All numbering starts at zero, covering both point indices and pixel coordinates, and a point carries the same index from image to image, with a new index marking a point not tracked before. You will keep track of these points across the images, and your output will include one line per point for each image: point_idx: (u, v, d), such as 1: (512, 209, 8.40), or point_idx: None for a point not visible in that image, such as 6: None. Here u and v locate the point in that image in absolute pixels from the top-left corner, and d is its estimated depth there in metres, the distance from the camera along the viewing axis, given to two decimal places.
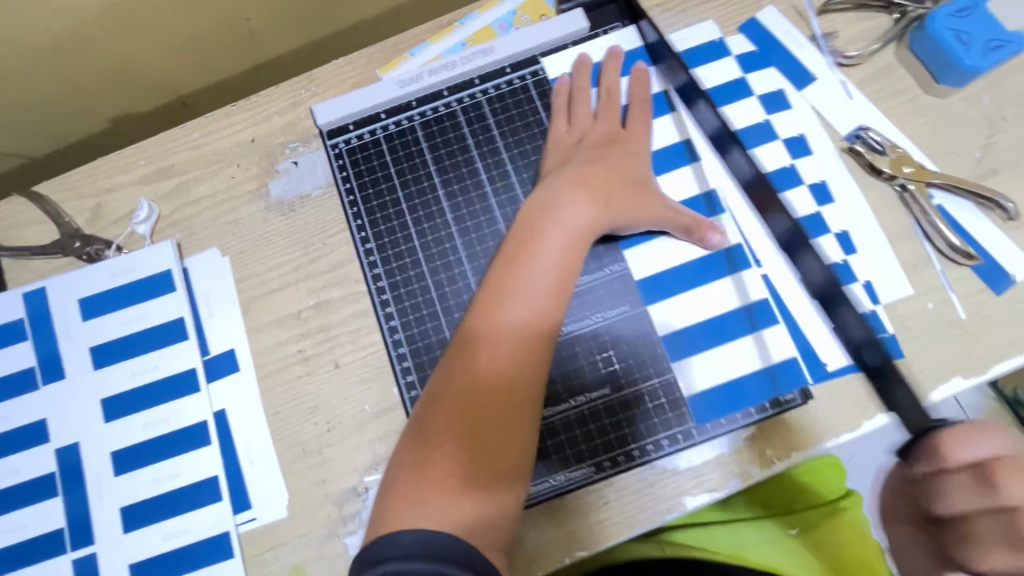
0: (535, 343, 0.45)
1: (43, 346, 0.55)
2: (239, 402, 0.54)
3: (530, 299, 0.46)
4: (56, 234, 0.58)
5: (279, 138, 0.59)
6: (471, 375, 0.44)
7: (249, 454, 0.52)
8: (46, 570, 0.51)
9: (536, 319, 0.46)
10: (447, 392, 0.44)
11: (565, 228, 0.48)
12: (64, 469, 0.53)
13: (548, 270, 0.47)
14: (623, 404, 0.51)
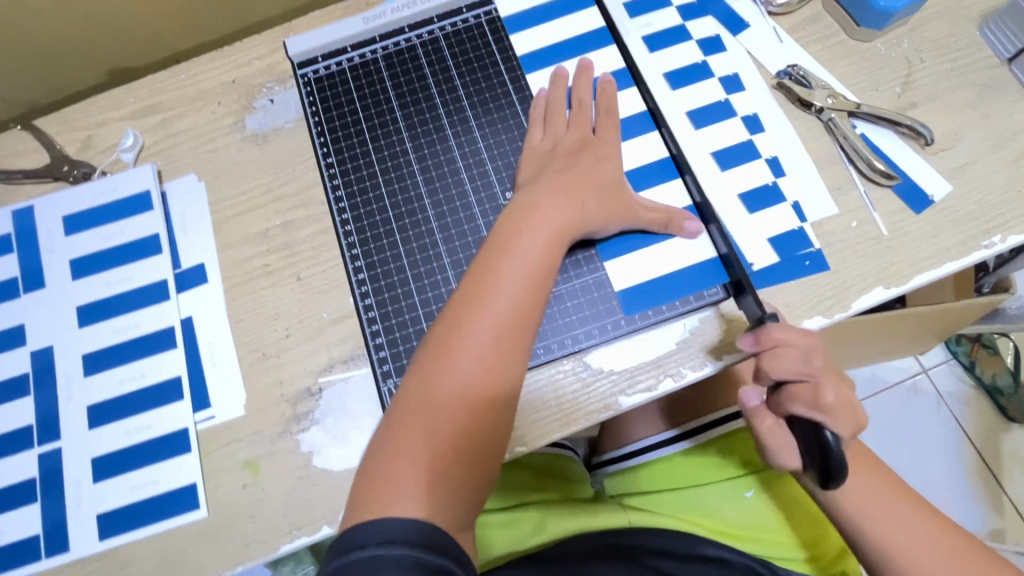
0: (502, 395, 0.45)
1: (27, 258, 0.59)
2: (206, 311, 0.57)
3: (499, 338, 0.46)
4: (47, 160, 0.63)
5: (257, 78, 0.64)
6: (449, 385, 0.44)
7: (211, 358, 0.55)
8: (14, 463, 0.54)
9: (506, 362, 0.45)
10: (417, 405, 0.44)
11: (536, 243, 0.49)
12: (38, 370, 0.56)
13: (519, 280, 0.47)
14: (557, 302, 0.53)
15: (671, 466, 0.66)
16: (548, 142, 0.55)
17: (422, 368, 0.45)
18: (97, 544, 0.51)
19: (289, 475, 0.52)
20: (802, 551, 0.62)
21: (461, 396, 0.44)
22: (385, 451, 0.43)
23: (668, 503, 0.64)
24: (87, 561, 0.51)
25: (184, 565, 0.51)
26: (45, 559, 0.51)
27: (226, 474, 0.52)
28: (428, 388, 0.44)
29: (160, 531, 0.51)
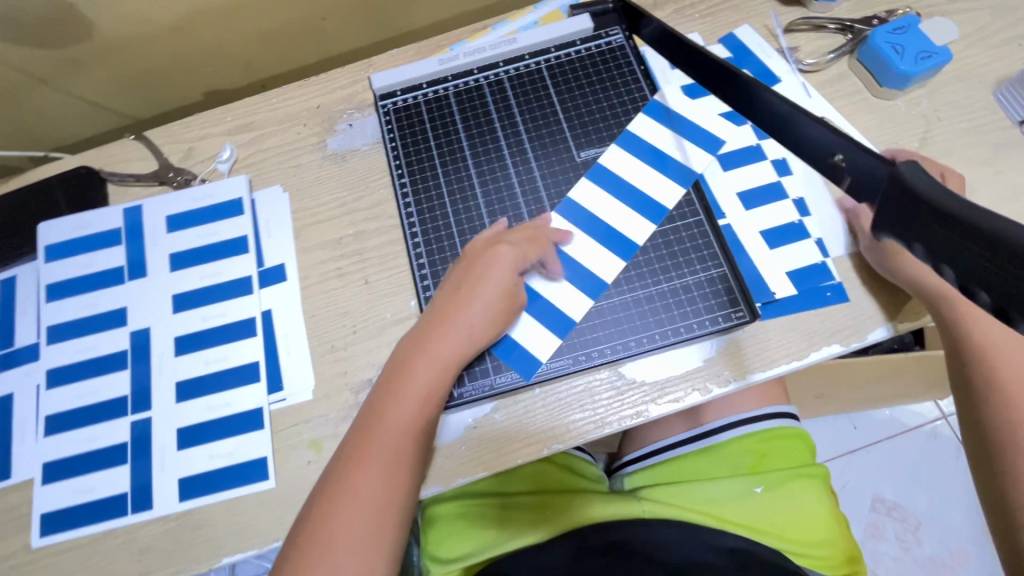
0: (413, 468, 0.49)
1: (133, 250, 0.67)
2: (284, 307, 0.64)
3: (411, 418, 0.50)
4: (155, 167, 0.72)
5: (339, 106, 0.73)
6: (373, 460, 0.48)
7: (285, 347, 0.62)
8: (110, 427, 0.61)
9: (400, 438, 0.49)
10: (347, 473, 0.48)
11: (468, 336, 0.53)
12: (135, 347, 0.64)
13: (430, 367, 0.51)
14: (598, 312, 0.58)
15: (686, 462, 0.72)
16: (494, 238, 0.58)
17: (356, 441, 0.49)
18: (177, 505, 0.58)
19: None
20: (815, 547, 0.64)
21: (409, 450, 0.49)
22: (332, 496, 0.47)
23: (683, 495, 0.67)
24: (166, 519, 0.57)
25: (251, 530, 0.56)
26: (130, 515, 0.58)
27: (293, 450, 0.59)
28: (373, 456, 0.48)
29: (232, 498, 0.57)
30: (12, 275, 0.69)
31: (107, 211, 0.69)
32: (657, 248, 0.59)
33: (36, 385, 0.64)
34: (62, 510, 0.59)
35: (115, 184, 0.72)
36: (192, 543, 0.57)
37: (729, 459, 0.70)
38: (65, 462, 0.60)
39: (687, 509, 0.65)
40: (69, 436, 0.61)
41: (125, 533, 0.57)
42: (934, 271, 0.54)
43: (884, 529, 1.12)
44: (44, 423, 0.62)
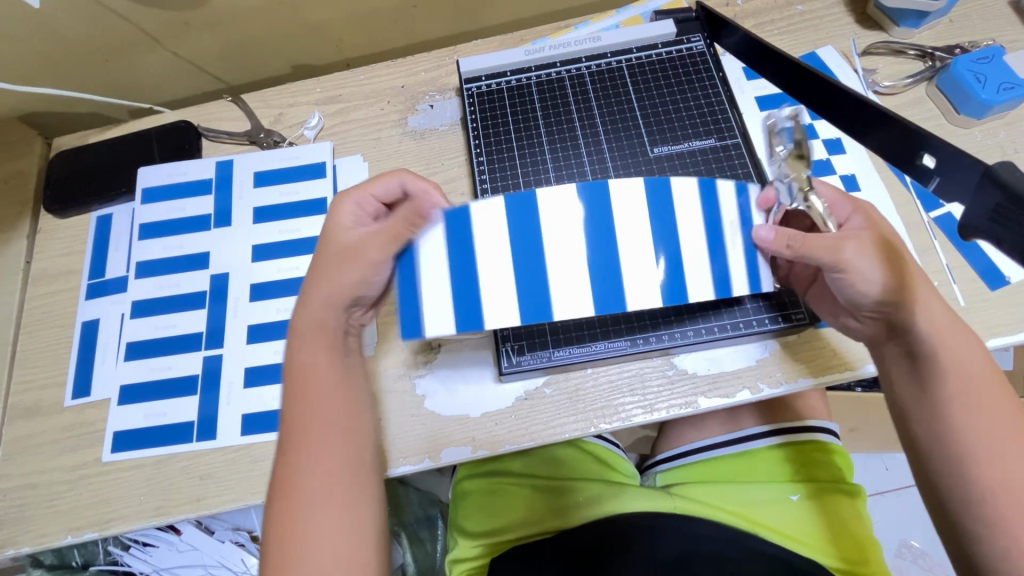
0: (337, 450, 0.50)
1: (221, 200, 0.72)
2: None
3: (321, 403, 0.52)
4: (247, 128, 0.77)
5: (422, 87, 0.77)
6: (303, 453, 0.50)
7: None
8: (183, 360, 0.65)
9: (328, 421, 0.51)
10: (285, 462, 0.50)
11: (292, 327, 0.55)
12: (214, 289, 0.68)
13: (310, 355, 0.53)
14: (655, 300, 0.60)
15: (719, 465, 0.72)
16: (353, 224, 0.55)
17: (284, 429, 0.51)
18: (238, 438, 0.61)
19: (403, 411, 0.61)
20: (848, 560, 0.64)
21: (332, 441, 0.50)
22: (289, 492, 0.48)
23: (714, 496, 0.68)
24: (228, 450, 0.61)
25: None
26: (194, 442, 0.61)
27: None
28: (302, 451, 0.50)
29: None
30: (109, 212, 0.75)
31: (201, 162, 0.74)
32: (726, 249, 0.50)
33: (121, 314, 0.69)
34: (133, 431, 0.63)
35: (209, 139, 0.77)
36: (249, 475, 0.60)
37: (763, 465, 0.70)
38: (140, 387, 0.65)
39: (719, 510, 0.66)
40: (146, 363, 0.66)
41: (188, 458, 0.61)
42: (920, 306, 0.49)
43: None
44: (125, 349, 0.66)
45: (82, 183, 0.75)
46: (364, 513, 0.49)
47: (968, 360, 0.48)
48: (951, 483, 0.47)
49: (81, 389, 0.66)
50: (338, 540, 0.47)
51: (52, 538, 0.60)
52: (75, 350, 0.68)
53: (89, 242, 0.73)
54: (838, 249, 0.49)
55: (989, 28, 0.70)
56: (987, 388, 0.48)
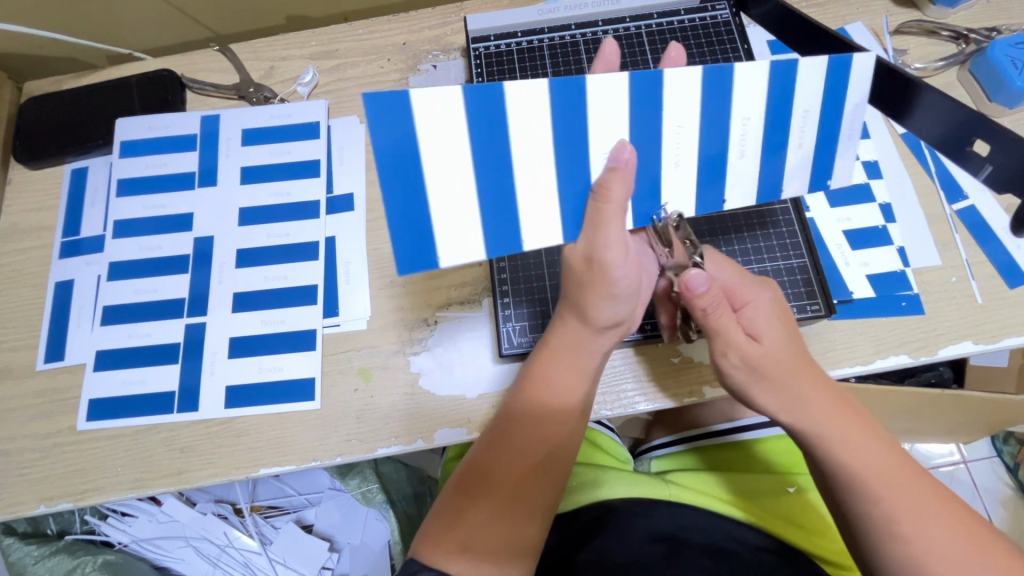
0: (543, 452, 0.48)
1: (206, 157, 0.67)
2: (436, 109, 0.37)
3: (555, 408, 0.49)
4: (235, 80, 0.72)
5: (425, 45, 0.72)
6: (519, 451, 0.48)
7: (444, 187, 0.39)
8: (164, 326, 0.62)
9: (552, 425, 0.49)
10: (492, 456, 0.48)
11: (578, 343, 0.49)
12: (197, 253, 0.64)
13: (586, 366, 0.50)
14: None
15: (716, 454, 0.74)
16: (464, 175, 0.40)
17: (518, 429, 0.49)
18: (222, 411, 0.58)
19: (395, 389, 0.58)
20: (841, 556, 0.63)
21: (544, 446, 0.48)
22: (467, 479, 0.48)
23: (704, 484, 0.68)
24: (210, 423, 0.58)
25: (291, 446, 0.57)
26: (176, 413, 0.58)
27: (342, 375, 0.59)
28: (508, 447, 0.48)
29: (276, 412, 0.58)
30: (84, 165, 0.70)
31: (185, 116, 0.69)
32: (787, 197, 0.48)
33: (97, 276, 0.64)
34: (109, 399, 0.60)
35: (195, 91, 0.72)
36: (233, 449, 0.57)
37: (760, 457, 0.72)
38: (116, 353, 0.61)
39: (709, 497, 0.66)
40: (124, 328, 0.62)
41: (168, 430, 0.58)
42: (820, 409, 0.47)
43: None
44: (101, 313, 0.63)
45: (56, 131, 0.70)
46: (523, 517, 0.46)
47: (857, 437, 0.46)
48: (917, 521, 0.43)
49: (55, 353, 0.62)
50: (486, 536, 0.45)
51: (26, 507, 0.57)
52: (47, 311, 0.64)
53: (63, 197, 0.69)
54: (725, 351, 0.47)
55: None
56: (876, 452, 0.46)
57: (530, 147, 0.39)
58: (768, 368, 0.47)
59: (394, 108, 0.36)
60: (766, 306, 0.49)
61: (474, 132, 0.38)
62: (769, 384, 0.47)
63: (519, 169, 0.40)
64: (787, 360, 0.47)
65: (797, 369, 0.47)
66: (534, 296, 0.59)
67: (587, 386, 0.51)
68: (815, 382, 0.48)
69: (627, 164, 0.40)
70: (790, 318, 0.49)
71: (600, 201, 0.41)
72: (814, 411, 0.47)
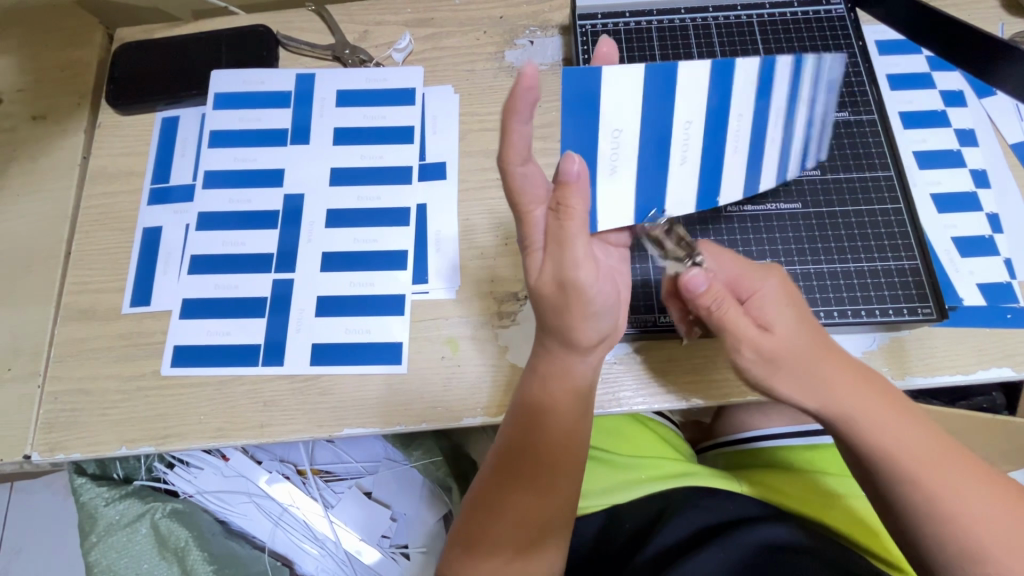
0: (552, 466, 0.51)
1: (299, 115, 0.67)
2: (618, 87, 0.42)
3: (557, 425, 0.50)
4: (329, 42, 0.72)
5: (523, 21, 0.72)
6: (527, 473, 0.51)
7: (613, 159, 0.44)
8: (252, 280, 0.61)
9: (554, 441, 0.51)
10: (503, 481, 0.51)
11: (566, 367, 0.49)
12: (287, 210, 0.64)
13: (576, 383, 0.50)
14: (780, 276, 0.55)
15: (784, 452, 0.70)
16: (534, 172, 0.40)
17: (521, 452, 0.51)
18: (307, 367, 0.58)
19: (482, 361, 0.58)
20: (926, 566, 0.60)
21: (553, 460, 0.51)
22: (483, 508, 0.52)
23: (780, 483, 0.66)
24: (295, 378, 0.58)
25: (375, 408, 0.57)
26: (261, 366, 0.58)
27: (429, 342, 0.58)
28: (517, 473, 0.51)
29: (362, 374, 0.58)
30: (175, 115, 0.70)
31: (280, 73, 0.69)
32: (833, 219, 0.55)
33: (185, 225, 0.64)
34: (194, 347, 0.59)
35: (288, 49, 0.72)
36: (317, 406, 0.57)
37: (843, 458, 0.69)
38: (204, 302, 0.61)
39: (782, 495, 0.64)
40: (210, 279, 0.62)
41: (252, 382, 0.58)
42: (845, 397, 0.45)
43: None
44: (189, 261, 0.63)
45: (149, 79, 0.70)
46: (547, 526, 0.51)
47: (891, 417, 0.45)
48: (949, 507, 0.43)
49: (140, 297, 0.62)
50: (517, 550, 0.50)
51: (106, 448, 0.57)
52: (135, 255, 0.64)
53: (153, 144, 0.68)
54: (739, 343, 0.46)
55: None
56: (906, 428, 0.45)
57: (616, 133, 0.43)
58: (775, 359, 0.46)
59: (585, 95, 0.42)
60: (771, 287, 0.48)
61: (575, 105, 0.42)
62: (793, 373, 0.46)
63: (604, 152, 0.44)
64: (803, 339, 0.46)
65: (818, 352, 0.46)
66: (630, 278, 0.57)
67: (586, 394, 0.50)
68: (830, 361, 0.46)
69: (577, 177, 0.39)
70: (799, 299, 0.48)
71: (562, 217, 0.40)
72: (839, 396, 0.45)
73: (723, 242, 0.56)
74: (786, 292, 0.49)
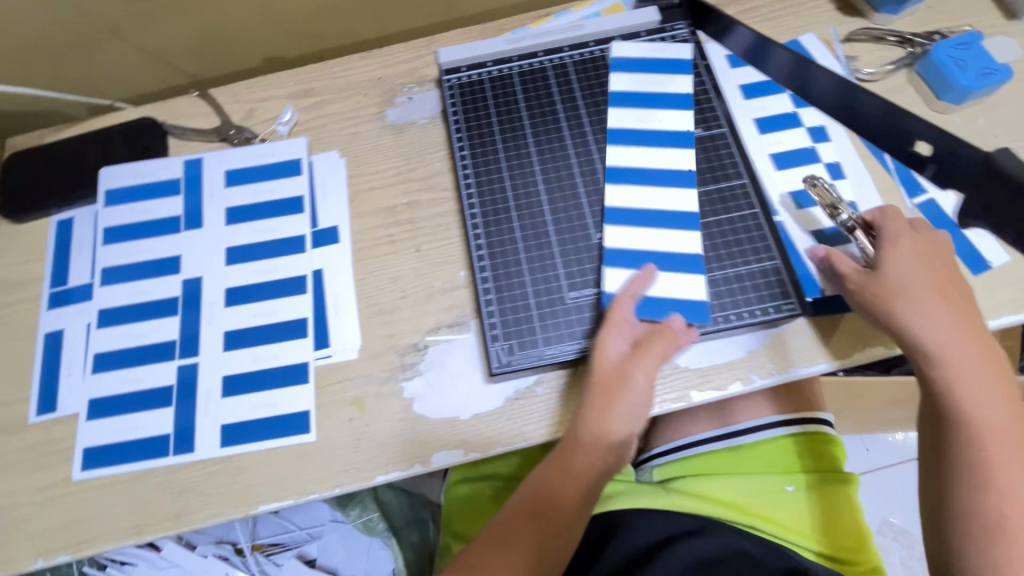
0: (557, 515, 0.55)
1: (191, 201, 0.69)
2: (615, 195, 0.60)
3: (570, 478, 0.55)
4: (216, 124, 0.74)
5: (401, 79, 0.75)
6: (535, 511, 0.55)
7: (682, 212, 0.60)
8: (156, 370, 0.62)
9: (564, 492, 0.55)
10: (518, 514, 0.55)
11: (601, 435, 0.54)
12: (186, 295, 0.65)
13: (599, 450, 0.54)
14: (654, 293, 0.58)
15: (711, 458, 0.71)
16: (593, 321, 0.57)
17: (540, 491, 0.56)
18: (218, 450, 0.58)
19: (390, 417, 0.59)
20: (840, 550, 0.65)
21: (561, 508, 0.55)
22: (494, 535, 0.55)
23: (709, 488, 0.68)
24: (207, 463, 0.58)
25: (289, 480, 0.57)
26: (171, 456, 0.59)
27: (335, 406, 0.59)
28: (531, 506, 0.55)
29: (272, 448, 0.58)
30: (69, 216, 0.71)
31: (168, 162, 0.70)
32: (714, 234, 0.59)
33: (87, 324, 0.65)
34: (104, 446, 0.60)
35: (176, 137, 0.74)
36: (231, 487, 0.57)
37: (769, 451, 0.70)
38: (111, 400, 0.61)
39: (711, 502, 0.66)
40: (115, 376, 0.62)
41: (165, 473, 0.58)
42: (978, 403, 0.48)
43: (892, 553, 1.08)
44: (93, 361, 0.63)
45: (40, 185, 0.71)
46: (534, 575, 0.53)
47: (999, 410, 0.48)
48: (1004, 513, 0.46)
49: (46, 405, 0.62)
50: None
51: (20, 564, 0.56)
52: (39, 362, 0.64)
53: (49, 249, 0.69)
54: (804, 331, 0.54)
55: (965, 15, 0.71)
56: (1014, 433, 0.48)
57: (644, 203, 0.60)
58: (894, 290, 0.51)
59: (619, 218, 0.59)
60: (907, 238, 0.53)
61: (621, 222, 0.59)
62: (933, 301, 0.50)
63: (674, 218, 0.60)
64: (920, 260, 0.52)
65: (936, 288, 0.51)
66: (519, 314, 0.58)
67: (604, 466, 0.55)
68: (962, 325, 0.50)
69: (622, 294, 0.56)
70: (931, 254, 0.53)
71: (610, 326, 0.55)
72: (965, 372, 0.49)
73: (608, 270, 0.59)
74: (920, 248, 0.53)
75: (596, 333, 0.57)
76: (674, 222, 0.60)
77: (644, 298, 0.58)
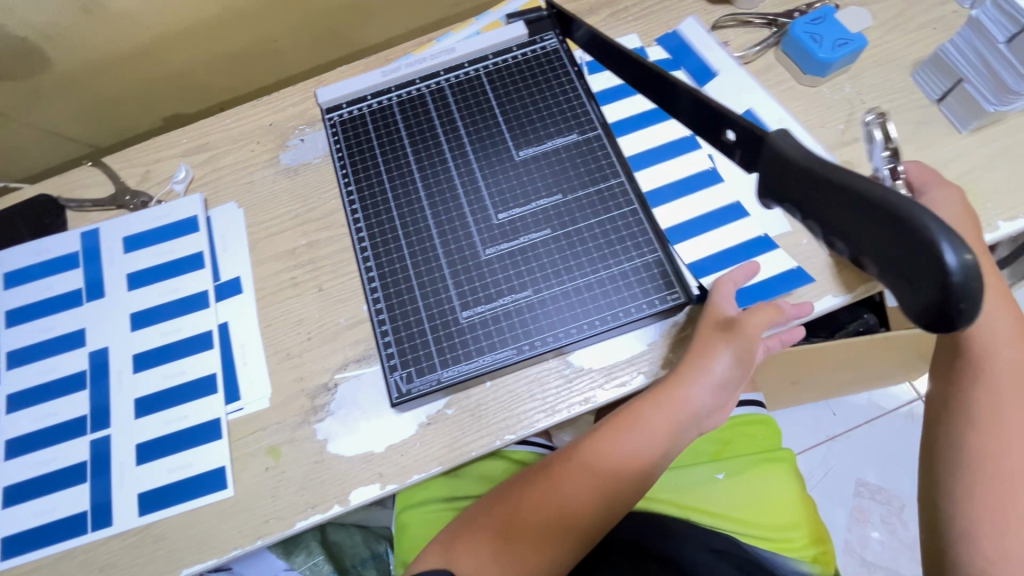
0: (599, 489, 0.57)
1: (91, 272, 0.68)
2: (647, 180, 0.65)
3: (614, 455, 0.58)
4: (112, 191, 0.74)
5: (291, 122, 0.75)
6: (567, 480, 0.57)
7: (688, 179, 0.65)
8: (68, 448, 0.61)
9: (608, 466, 0.57)
10: (547, 480, 0.58)
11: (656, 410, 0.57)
12: (93, 367, 0.64)
13: (652, 427, 0.57)
14: (543, 301, 0.59)
15: None
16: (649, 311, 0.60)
17: (574, 462, 0.58)
18: (136, 519, 0.58)
19: (306, 461, 0.59)
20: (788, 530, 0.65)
21: (599, 480, 0.57)
22: (521, 495, 0.58)
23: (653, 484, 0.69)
24: (126, 535, 0.58)
25: (209, 540, 0.57)
26: (90, 533, 0.58)
27: (250, 458, 0.59)
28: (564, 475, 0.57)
29: (189, 510, 0.58)
30: None
31: (64, 236, 0.70)
32: (595, 237, 0.61)
33: None
34: (20, 533, 0.59)
35: (73, 210, 0.74)
36: (153, 556, 0.57)
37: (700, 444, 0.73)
38: (25, 485, 0.60)
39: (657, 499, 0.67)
40: (28, 459, 0.61)
41: (85, 551, 0.58)
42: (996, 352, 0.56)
43: (869, 513, 1.09)
44: (5, 447, 0.62)
45: None
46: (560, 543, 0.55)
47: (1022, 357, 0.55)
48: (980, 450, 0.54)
49: None
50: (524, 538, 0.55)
51: None
52: None
53: None
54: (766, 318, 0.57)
55: None
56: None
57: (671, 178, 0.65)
58: None
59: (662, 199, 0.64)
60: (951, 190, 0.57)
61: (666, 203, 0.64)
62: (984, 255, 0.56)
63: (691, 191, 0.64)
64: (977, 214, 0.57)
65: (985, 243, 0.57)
66: (416, 340, 0.60)
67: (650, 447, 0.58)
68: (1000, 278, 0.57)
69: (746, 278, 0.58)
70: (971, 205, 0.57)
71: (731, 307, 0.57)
72: (993, 321, 0.56)
73: (496, 284, 0.61)
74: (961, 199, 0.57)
75: (495, 347, 0.59)
76: (556, 229, 0.62)
77: (536, 306, 0.60)
